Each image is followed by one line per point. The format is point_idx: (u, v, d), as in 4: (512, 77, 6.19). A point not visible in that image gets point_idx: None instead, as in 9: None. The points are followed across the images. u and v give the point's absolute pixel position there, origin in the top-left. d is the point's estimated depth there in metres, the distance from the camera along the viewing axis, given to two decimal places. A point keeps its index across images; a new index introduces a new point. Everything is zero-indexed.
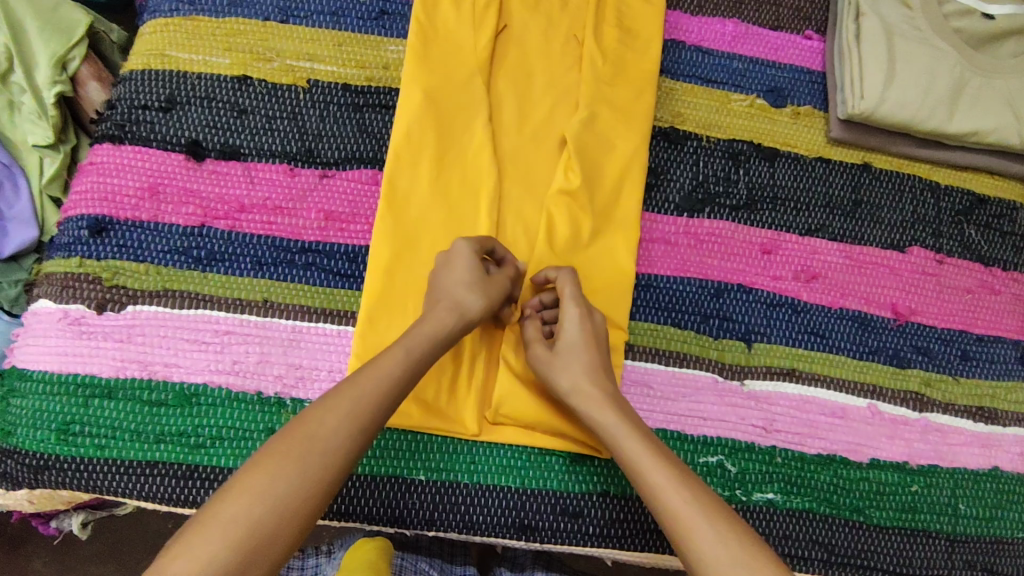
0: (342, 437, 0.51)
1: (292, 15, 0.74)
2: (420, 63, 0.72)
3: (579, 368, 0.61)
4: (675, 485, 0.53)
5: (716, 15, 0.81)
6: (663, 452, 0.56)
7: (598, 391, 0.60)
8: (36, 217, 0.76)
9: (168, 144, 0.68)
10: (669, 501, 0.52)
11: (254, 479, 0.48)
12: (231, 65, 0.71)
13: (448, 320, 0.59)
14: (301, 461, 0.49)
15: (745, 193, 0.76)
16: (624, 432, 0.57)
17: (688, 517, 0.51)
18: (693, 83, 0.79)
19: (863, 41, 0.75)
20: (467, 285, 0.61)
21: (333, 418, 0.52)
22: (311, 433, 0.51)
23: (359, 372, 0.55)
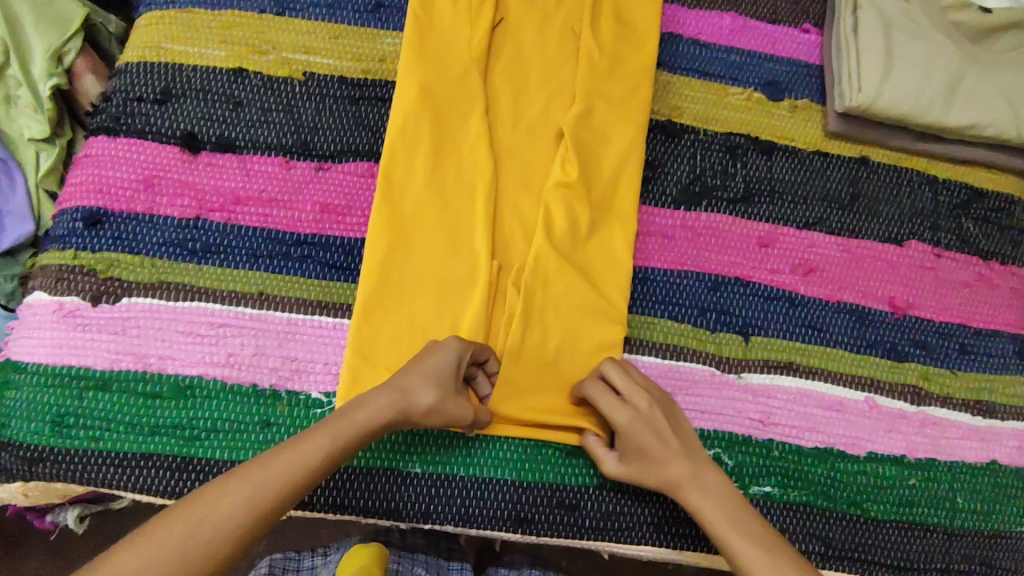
0: (232, 524, 0.47)
1: (288, 7, 0.73)
2: (416, 57, 0.72)
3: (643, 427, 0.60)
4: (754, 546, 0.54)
5: (714, 8, 0.81)
6: (732, 506, 0.57)
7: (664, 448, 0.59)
8: (32, 210, 0.76)
9: (163, 137, 0.68)
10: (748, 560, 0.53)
11: (127, 554, 0.44)
12: (227, 58, 0.71)
13: (389, 412, 0.55)
14: (179, 545, 0.45)
15: (742, 186, 0.76)
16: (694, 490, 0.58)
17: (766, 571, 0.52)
18: (690, 76, 0.78)
19: (860, 34, 0.75)
20: (427, 376, 0.58)
21: (227, 502, 0.47)
22: (202, 513, 0.46)
23: (281, 450, 0.51)
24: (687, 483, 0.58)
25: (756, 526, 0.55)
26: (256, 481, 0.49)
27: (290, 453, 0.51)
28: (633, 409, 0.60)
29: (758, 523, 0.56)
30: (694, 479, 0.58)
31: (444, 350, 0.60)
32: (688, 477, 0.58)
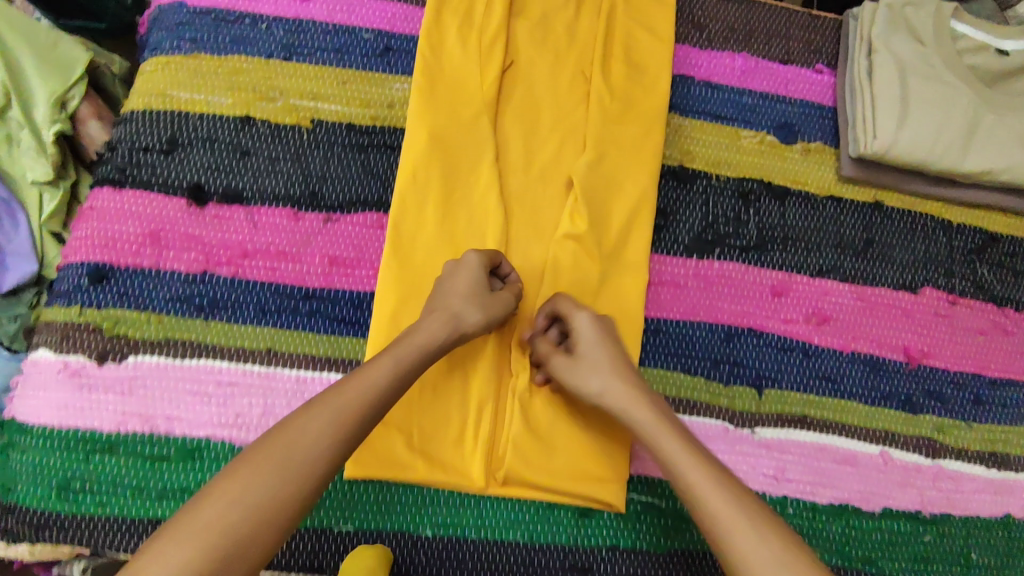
0: (323, 447, 0.49)
1: (295, 52, 0.72)
2: (425, 102, 0.71)
3: (603, 369, 0.60)
4: (718, 489, 0.51)
5: (726, 49, 0.80)
6: (700, 451, 0.54)
7: (629, 389, 0.58)
8: (36, 251, 0.74)
9: (169, 188, 0.67)
10: (710, 505, 0.50)
11: (233, 481, 0.46)
12: (234, 106, 0.70)
13: (443, 331, 0.59)
14: (278, 469, 0.47)
15: (755, 233, 0.75)
16: (660, 430, 0.56)
17: (731, 519, 0.49)
18: (702, 120, 0.77)
19: (875, 78, 0.74)
20: (467, 293, 0.61)
21: (313, 424, 0.50)
22: (293, 438, 0.49)
23: (349, 377, 0.54)
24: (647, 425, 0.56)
25: (743, 495, 0.51)
26: (335, 405, 0.51)
27: (357, 377, 0.54)
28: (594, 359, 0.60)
29: (746, 492, 0.51)
30: (667, 438, 0.55)
31: (473, 264, 0.62)
32: (666, 442, 0.55)
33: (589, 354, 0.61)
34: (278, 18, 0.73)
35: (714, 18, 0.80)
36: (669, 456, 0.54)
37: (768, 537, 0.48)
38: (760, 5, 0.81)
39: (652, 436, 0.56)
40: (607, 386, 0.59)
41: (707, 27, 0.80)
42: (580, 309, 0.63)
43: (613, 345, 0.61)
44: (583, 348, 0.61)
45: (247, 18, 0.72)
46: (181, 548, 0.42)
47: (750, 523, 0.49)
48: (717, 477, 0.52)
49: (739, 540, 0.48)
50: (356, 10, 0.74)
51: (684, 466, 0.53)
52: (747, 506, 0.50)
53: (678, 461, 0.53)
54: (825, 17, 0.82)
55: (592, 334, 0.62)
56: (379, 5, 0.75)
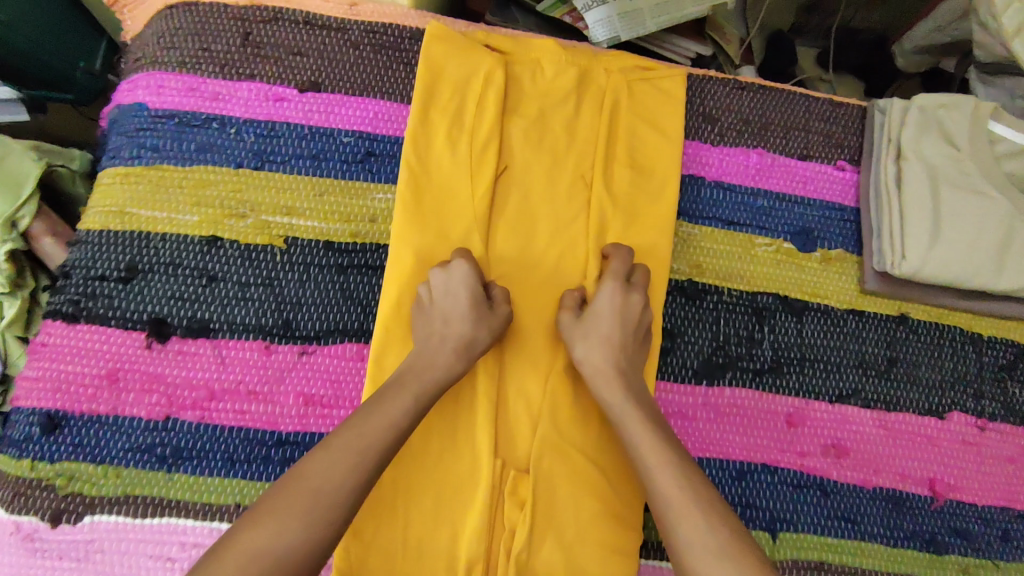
0: (347, 490, 0.51)
1: (267, 160, 0.66)
2: (409, 217, 0.65)
3: (597, 339, 0.62)
4: (675, 476, 0.55)
5: (740, 145, 0.73)
6: (665, 435, 0.58)
7: (613, 368, 0.61)
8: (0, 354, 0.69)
9: (128, 322, 0.61)
10: (664, 489, 0.54)
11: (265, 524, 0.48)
12: (200, 224, 0.63)
13: (456, 360, 0.60)
14: (304, 515, 0.49)
15: (770, 354, 0.68)
16: (631, 412, 0.59)
17: (680, 504, 0.53)
18: (714, 227, 0.71)
19: (905, 187, 0.67)
20: (472, 318, 0.60)
21: (334, 471, 0.51)
22: (315, 484, 0.50)
23: (368, 411, 0.55)
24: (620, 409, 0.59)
25: (703, 492, 0.54)
26: (355, 445, 0.52)
27: (375, 412, 0.55)
28: (593, 341, 0.62)
29: (701, 481, 0.55)
30: (643, 424, 0.58)
31: (467, 278, 0.62)
32: (638, 427, 0.58)
33: (594, 322, 0.63)
34: (248, 120, 0.66)
35: (727, 109, 0.73)
36: (639, 441, 0.57)
37: (727, 538, 0.52)
38: (777, 93, 0.75)
39: (623, 418, 0.59)
40: (590, 354, 0.62)
41: (719, 119, 0.73)
42: (608, 278, 0.64)
43: (623, 324, 0.63)
44: (592, 317, 0.63)
45: (214, 121, 0.66)
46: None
47: (709, 523, 0.52)
48: (684, 471, 0.55)
49: (694, 535, 0.52)
50: (335, 110, 0.67)
51: (647, 452, 0.56)
52: (699, 495, 0.54)
53: (643, 450, 0.57)
54: (848, 105, 0.75)
55: (608, 300, 0.63)
56: (360, 103, 0.68)
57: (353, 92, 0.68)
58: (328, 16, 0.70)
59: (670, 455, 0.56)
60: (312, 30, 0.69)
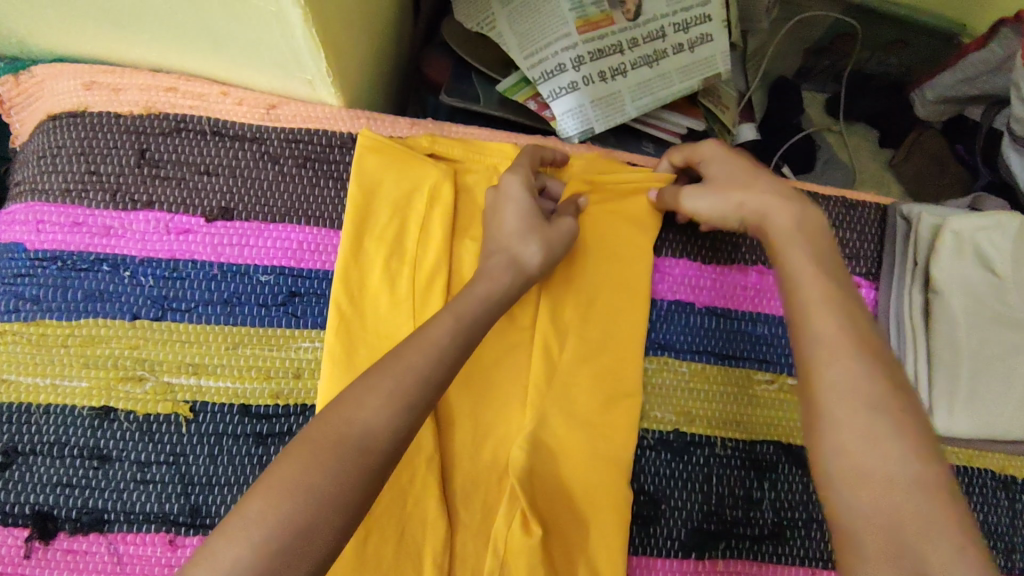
0: (383, 423, 0.42)
1: (169, 307, 0.55)
2: (337, 375, 0.54)
3: (738, 185, 0.53)
4: (832, 314, 0.44)
5: (735, 261, 0.62)
6: (832, 268, 0.48)
7: (772, 197, 0.51)
8: None
9: (6, 517, 0.52)
10: (820, 326, 0.44)
11: (286, 468, 0.40)
12: (90, 391, 0.54)
13: (506, 278, 0.53)
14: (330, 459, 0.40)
15: (771, 516, 0.58)
16: (801, 248, 0.49)
17: (832, 346, 0.43)
18: (704, 362, 0.60)
19: (935, 326, 0.57)
20: (521, 231, 0.54)
21: (371, 394, 0.43)
22: (352, 411, 0.42)
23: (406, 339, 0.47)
24: (783, 237, 0.49)
25: (881, 374, 0.42)
26: (393, 373, 0.44)
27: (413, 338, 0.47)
28: (730, 189, 0.53)
29: (868, 325, 0.44)
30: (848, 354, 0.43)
31: (519, 187, 0.56)
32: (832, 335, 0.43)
33: (721, 173, 0.55)
34: (146, 260, 0.56)
35: None
36: (826, 352, 0.43)
37: (872, 374, 0.42)
38: None
39: (785, 248, 0.49)
40: (714, 204, 0.54)
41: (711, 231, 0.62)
42: (704, 145, 0.58)
43: (750, 164, 0.55)
44: (715, 171, 0.56)
45: (104, 262, 0.55)
46: (238, 551, 0.37)
47: (850, 353, 0.43)
48: (882, 395, 0.41)
49: (827, 365, 0.42)
50: (250, 242, 0.57)
51: (804, 279, 0.46)
52: (861, 340, 0.43)
53: (834, 380, 0.42)
54: (866, 205, 0.63)
55: (716, 159, 0.56)
56: (281, 231, 0.57)
57: (273, 218, 0.57)
58: (241, 124, 0.59)
59: (874, 376, 0.41)
60: (223, 143, 0.58)
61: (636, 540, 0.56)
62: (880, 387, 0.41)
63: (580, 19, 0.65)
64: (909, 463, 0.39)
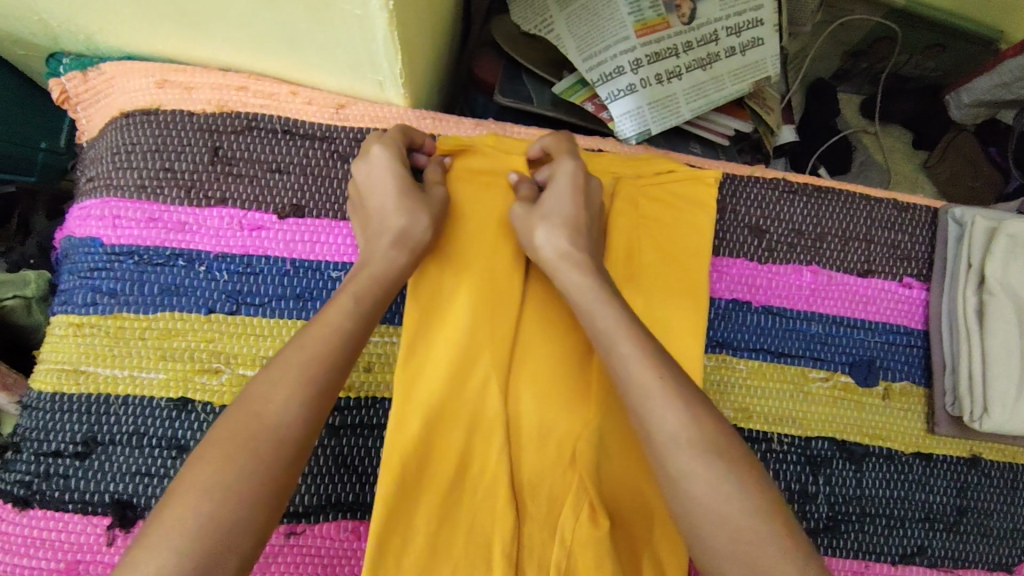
0: (291, 414, 0.44)
1: (243, 302, 0.57)
2: (407, 369, 0.56)
3: (560, 224, 0.55)
4: (649, 359, 0.48)
5: (791, 261, 0.63)
6: (635, 321, 0.51)
7: (582, 253, 0.55)
8: None
9: (86, 505, 0.53)
10: (635, 374, 0.48)
11: (206, 468, 0.41)
12: (167, 382, 0.55)
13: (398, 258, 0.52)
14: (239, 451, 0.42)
15: (825, 511, 0.60)
16: (601, 297, 0.52)
17: (643, 393, 0.47)
18: (761, 360, 0.62)
19: (988, 327, 0.58)
20: (405, 205, 0.53)
21: (280, 386, 0.44)
22: (258, 406, 0.44)
23: (308, 326, 0.48)
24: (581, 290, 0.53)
25: (703, 414, 0.46)
26: None
27: (317, 322, 0.48)
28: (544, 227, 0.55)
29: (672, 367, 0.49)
30: (664, 400, 0.47)
31: (388, 162, 0.55)
32: (642, 375, 0.47)
33: (552, 205, 0.56)
34: (221, 256, 0.57)
35: (776, 219, 0.64)
36: (640, 393, 0.47)
37: (692, 416, 0.46)
38: (831, 197, 0.65)
39: (590, 300, 0.52)
40: (551, 238, 0.55)
41: (767, 232, 0.63)
42: (562, 160, 0.58)
43: (583, 202, 0.56)
44: (551, 201, 0.56)
45: (180, 257, 0.57)
46: (160, 558, 0.38)
47: (671, 398, 0.47)
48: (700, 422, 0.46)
49: (652, 413, 0.46)
50: (321, 239, 0.58)
51: (612, 330, 0.50)
52: (668, 383, 0.47)
53: (666, 429, 0.46)
54: (915, 208, 0.66)
55: (563, 192, 0.56)
56: (351, 229, 0.59)
57: (343, 216, 0.59)
58: (310, 123, 0.60)
59: (695, 420, 0.46)
60: (293, 141, 0.59)
61: None
62: (711, 428, 0.46)
63: (639, 23, 0.66)
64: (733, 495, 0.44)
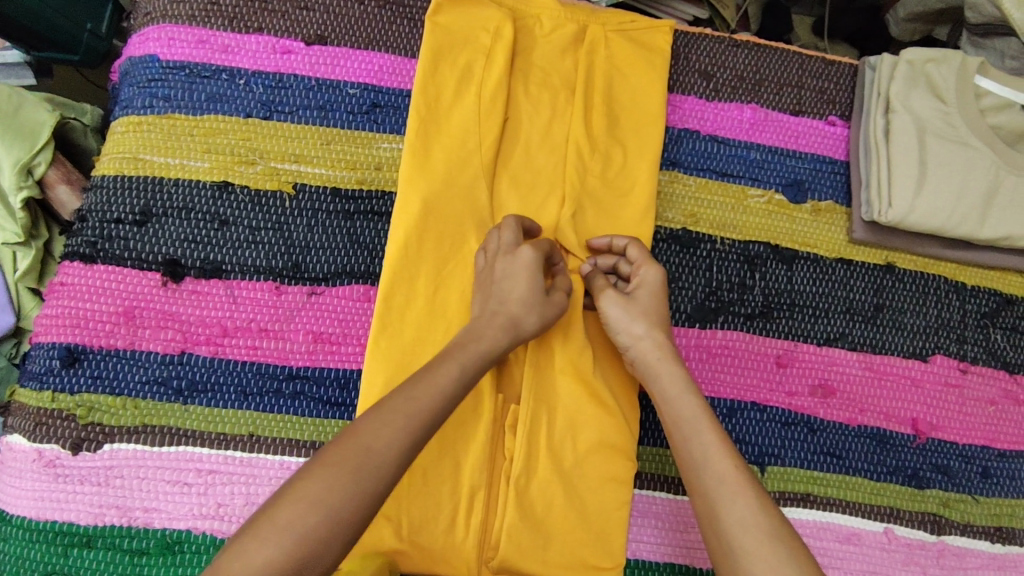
0: (394, 452, 0.49)
1: (275, 110, 0.68)
2: (412, 163, 0.67)
3: (651, 319, 0.62)
4: (725, 456, 0.55)
5: (734, 101, 0.75)
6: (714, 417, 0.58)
7: (665, 347, 0.62)
8: (13, 302, 0.75)
9: (143, 262, 0.64)
10: (715, 469, 0.54)
11: (311, 483, 0.46)
12: (211, 170, 0.66)
13: (503, 329, 0.60)
14: (353, 475, 0.47)
15: (760, 299, 0.71)
16: (687, 395, 0.59)
17: (727, 481, 0.53)
18: (708, 178, 0.73)
19: (893, 139, 0.70)
20: (529, 290, 0.61)
21: (402, 422, 0.51)
22: (370, 442, 0.49)
23: (415, 384, 0.53)
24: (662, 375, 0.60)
25: (765, 500, 0.53)
26: None
27: (426, 379, 0.54)
28: (642, 325, 0.62)
29: (745, 464, 0.55)
30: (685, 391, 0.59)
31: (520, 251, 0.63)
32: (666, 371, 0.60)
33: (641, 303, 0.63)
34: (257, 72, 0.68)
35: (722, 66, 0.76)
36: (667, 385, 0.60)
37: (763, 509, 0.52)
38: (771, 50, 0.77)
39: (673, 395, 0.59)
40: (636, 330, 0.62)
41: (714, 76, 0.76)
42: (643, 262, 0.64)
43: (666, 304, 0.64)
44: (639, 297, 0.64)
45: (224, 72, 0.68)
46: (268, 551, 0.42)
47: (743, 490, 0.53)
48: (761, 511, 0.52)
49: (724, 501, 0.52)
50: (341, 63, 0.70)
51: (695, 423, 0.57)
52: (742, 475, 0.54)
53: (687, 413, 0.58)
54: (839, 63, 0.78)
55: (648, 310, 0.63)
56: (365, 56, 0.70)
57: (358, 46, 0.70)
58: None
59: (764, 513, 0.51)
60: None
61: None
62: (768, 516, 0.51)
63: None
64: (780, 538, 0.50)
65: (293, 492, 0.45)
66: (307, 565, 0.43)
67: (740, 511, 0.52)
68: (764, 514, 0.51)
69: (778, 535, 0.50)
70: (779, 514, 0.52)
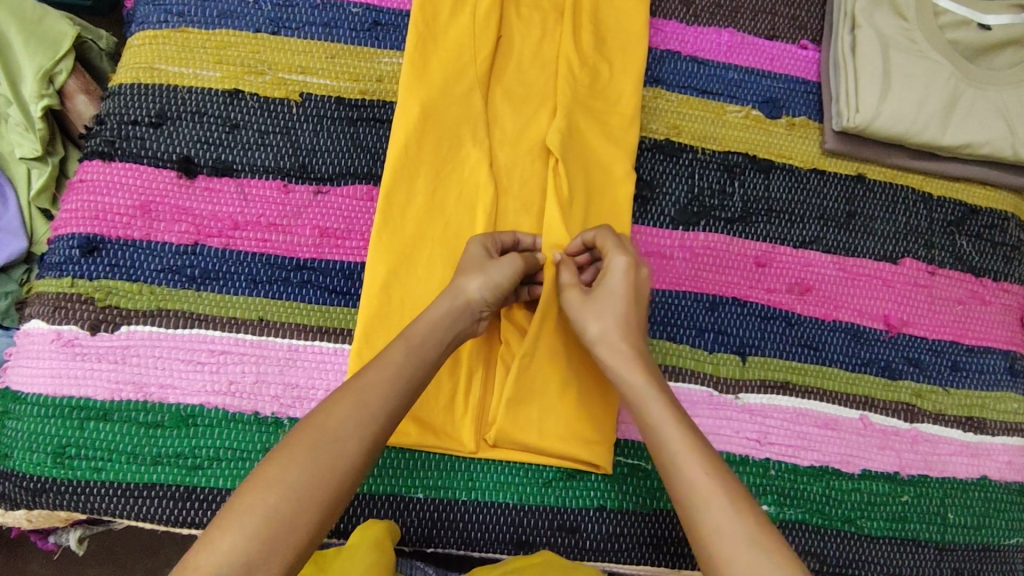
0: (351, 425, 0.51)
1: (283, 26, 0.72)
2: (411, 72, 0.71)
3: (613, 317, 0.61)
4: (698, 460, 0.53)
5: (712, 25, 0.80)
6: (685, 417, 0.56)
7: (631, 349, 0.60)
8: (25, 227, 0.75)
9: (159, 161, 0.68)
10: (688, 474, 0.52)
11: (270, 470, 0.48)
12: (222, 79, 0.70)
13: (450, 308, 0.60)
14: (310, 455, 0.49)
15: (739, 205, 0.76)
16: (655, 397, 0.57)
17: (703, 487, 0.51)
18: (688, 95, 0.78)
19: (858, 52, 0.75)
20: (476, 269, 0.62)
21: (360, 398, 0.52)
22: (324, 421, 0.51)
23: (370, 365, 0.55)
24: (630, 376, 0.58)
25: (743, 505, 0.51)
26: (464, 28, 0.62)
27: (380, 360, 0.55)
28: (604, 323, 0.61)
29: (722, 465, 0.53)
30: (654, 395, 0.57)
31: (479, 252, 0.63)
32: (635, 373, 0.58)
33: (604, 300, 0.62)
34: None
35: None
36: (636, 391, 0.58)
37: (737, 513, 0.50)
38: None
39: (642, 397, 0.57)
40: (601, 331, 0.61)
41: (694, 2, 0.81)
42: (612, 254, 0.63)
43: (635, 299, 0.62)
44: (601, 292, 0.62)
45: None
46: (232, 537, 0.44)
47: (718, 496, 0.51)
48: (738, 516, 0.50)
49: (698, 507, 0.51)
50: None
51: (663, 425, 0.55)
52: (719, 480, 0.52)
53: (654, 418, 0.56)
54: None
55: (609, 305, 0.61)
56: None
57: None
58: None
59: (740, 518, 0.50)
60: None
61: (636, 214, 0.74)
62: (745, 522, 0.50)
63: None
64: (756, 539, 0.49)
65: (257, 477, 0.48)
66: (270, 542, 0.45)
67: (716, 521, 0.50)
68: (741, 522, 0.50)
69: (755, 542, 0.49)
70: (757, 515, 0.50)
